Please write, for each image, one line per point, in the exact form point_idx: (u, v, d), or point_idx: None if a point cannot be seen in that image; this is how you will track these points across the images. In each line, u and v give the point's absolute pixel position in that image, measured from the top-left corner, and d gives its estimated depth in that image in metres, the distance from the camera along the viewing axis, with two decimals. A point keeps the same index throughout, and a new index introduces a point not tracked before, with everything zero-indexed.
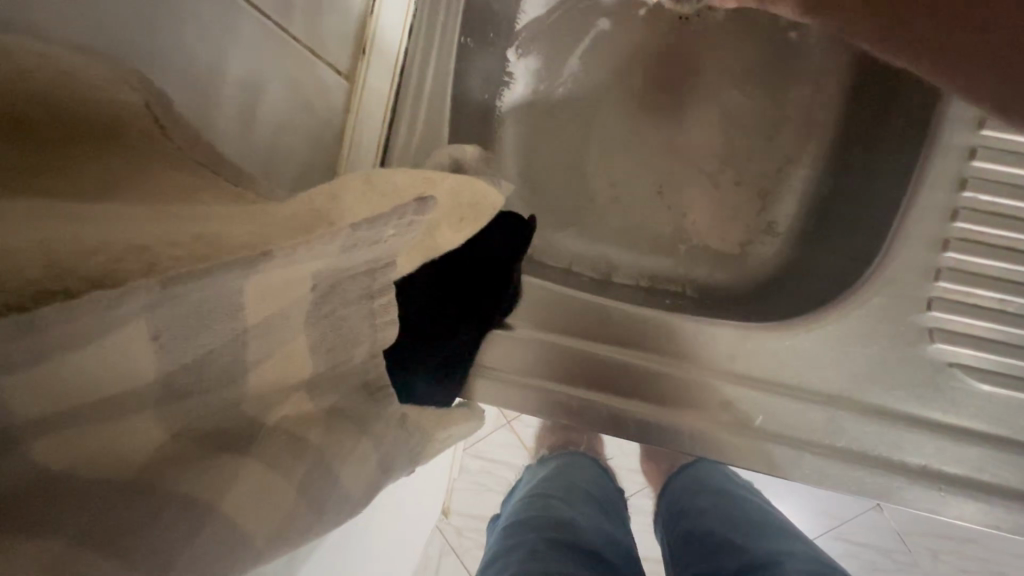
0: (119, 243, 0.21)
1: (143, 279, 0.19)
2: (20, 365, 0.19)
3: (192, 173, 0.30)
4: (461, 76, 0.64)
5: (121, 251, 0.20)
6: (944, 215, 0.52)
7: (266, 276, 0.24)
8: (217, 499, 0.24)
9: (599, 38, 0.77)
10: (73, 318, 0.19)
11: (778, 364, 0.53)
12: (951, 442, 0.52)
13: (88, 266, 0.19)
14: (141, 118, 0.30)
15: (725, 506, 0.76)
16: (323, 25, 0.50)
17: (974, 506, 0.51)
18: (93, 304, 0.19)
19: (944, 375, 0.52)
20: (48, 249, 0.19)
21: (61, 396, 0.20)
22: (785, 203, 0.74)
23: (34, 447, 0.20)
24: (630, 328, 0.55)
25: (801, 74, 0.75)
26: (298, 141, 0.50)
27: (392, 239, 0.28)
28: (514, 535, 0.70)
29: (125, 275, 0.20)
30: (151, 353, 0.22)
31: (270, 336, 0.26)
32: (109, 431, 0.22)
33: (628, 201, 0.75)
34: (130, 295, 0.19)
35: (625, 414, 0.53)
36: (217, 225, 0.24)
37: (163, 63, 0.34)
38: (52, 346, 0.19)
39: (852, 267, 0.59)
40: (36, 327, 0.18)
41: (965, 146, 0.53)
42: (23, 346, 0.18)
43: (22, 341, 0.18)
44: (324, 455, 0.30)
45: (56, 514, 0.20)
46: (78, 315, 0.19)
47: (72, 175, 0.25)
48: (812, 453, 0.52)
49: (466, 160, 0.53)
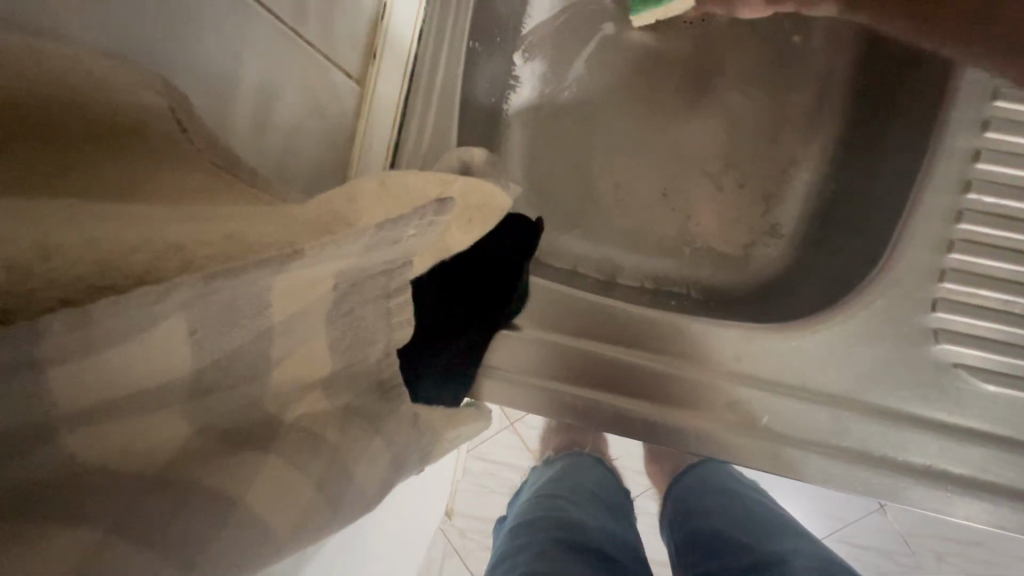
0: (156, 239, 0.21)
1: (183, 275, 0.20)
2: (62, 360, 0.19)
3: (210, 175, 0.31)
4: (469, 80, 0.65)
5: (161, 248, 0.21)
6: (949, 217, 0.53)
7: (293, 276, 0.24)
8: (240, 494, 0.25)
9: (605, 42, 0.78)
10: (114, 314, 0.19)
11: (784, 365, 0.54)
12: (955, 443, 0.52)
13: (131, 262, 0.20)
14: (163, 120, 0.30)
15: (731, 507, 0.76)
16: (335, 30, 0.51)
17: (979, 506, 0.51)
18: (135, 300, 0.19)
19: (948, 375, 0.52)
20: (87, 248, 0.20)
21: (94, 391, 0.21)
22: (788, 206, 0.74)
23: (68, 442, 0.21)
24: (637, 330, 0.55)
25: (804, 78, 0.76)
26: (310, 143, 0.51)
27: (410, 239, 0.29)
28: (521, 535, 0.71)
29: (165, 272, 0.21)
30: (183, 348, 0.22)
31: (291, 335, 0.27)
32: (138, 428, 0.23)
33: (633, 204, 0.76)
34: (168, 290, 0.20)
35: (632, 415, 0.54)
36: (243, 225, 0.25)
37: (183, 66, 0.35)
38: (94, 342, 0.19)
39: (856, 269, 0.59)
40: (82, 322, 0.19)
41: (969, 148, 0.53)
42: (68, 341, 0.19)
43: (65, 335, 0.18)
44: (340, 453, 0.30)
45: (89, 508, 0.21)
46: (121, 312, 0.19)
47: (98, 177, 0.26)
48: (818, 452, 0.52)
49: (475, 163, 0.54)
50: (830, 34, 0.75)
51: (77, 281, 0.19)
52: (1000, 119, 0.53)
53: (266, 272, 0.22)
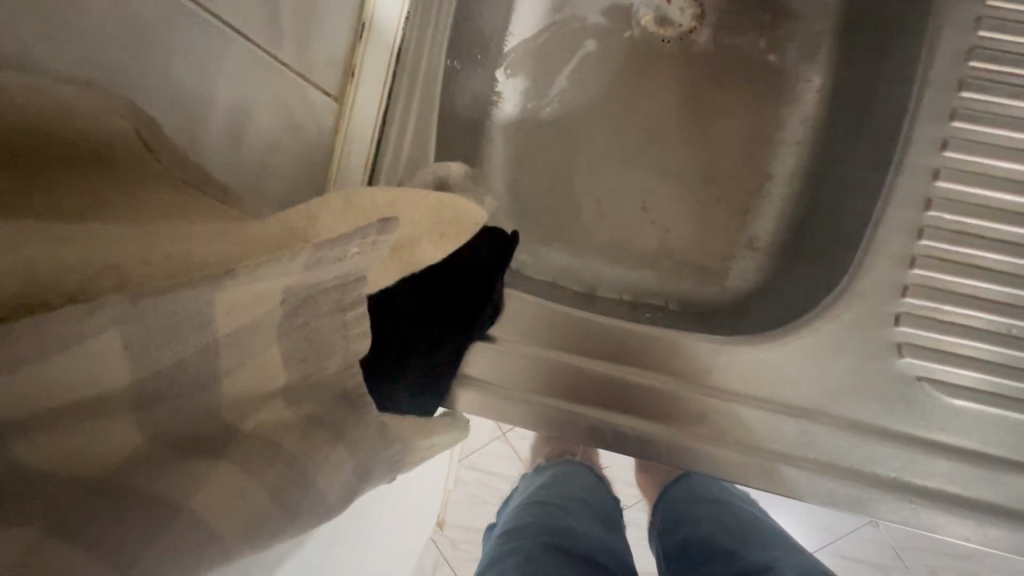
0: (97, 262, 0.24)
1: (111, 296, 0.22)
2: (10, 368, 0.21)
3: (178, 192, 0.33)
4: (449, 96, 0.66)
5: (97, 271, 0.24)
6: (911, 233, 0.54)
7: (235, 292, 0.26)
8: (189, 500, 0.26)
9: (585, 58, 0.80)
10: (40, 330, 0.21)
11: (755, 375, 0.55)
12: (922, 455, 0.53)
13: (62, 287, 0.23)
14: (130, 143, 0.32)
15: (720, 514, 0.77)
16: (313, 51, 0.53)
17: (947, 519, 0.52)
18: (62, 318, 0.21)
19: (914, 389, 0.53)
20: (30, 267, 0.22)
21: (39, 397, 0.23)
22: (765, 219, 0.75)
23: (15, 448, 0.23)
24: (612, 342, 0.56)
25: (780, 95, 0.78)
26: (287, 158, 0.53)
27: (356, 257, 0.30)
28: (511, 541, 0.71)
29: (100, 288, 0.23)
30: (122, 361, 0.24)
31: (243, 348, 0.28)
32: (86, 437, 0.24)
33: (614, 218, 0.77)
34: (95, 309, 0.22)
35: (605, 424, 0.55)
36: (190, 242, 0.27)
37: (152, 87, 0.37)
38: (28, 355, 0.21)
39: (825, 283, 0.61)
40: (11, 337, 0.21)
41: (929, 167, 0.55)
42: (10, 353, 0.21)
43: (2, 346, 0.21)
44: (298, 461, 0.31)
45: (27, 510, 0.22)
46: (50, 328, 0.21)
47: (66, 195, 0.28)
48: (790, 463, 0.53)
49: (451, 178, 0.55)
50: (804, 52, 0.77)
51: (14, 300, 0.22)
52: (958, 139, 0.55)
53: (193, 293, 0.24)
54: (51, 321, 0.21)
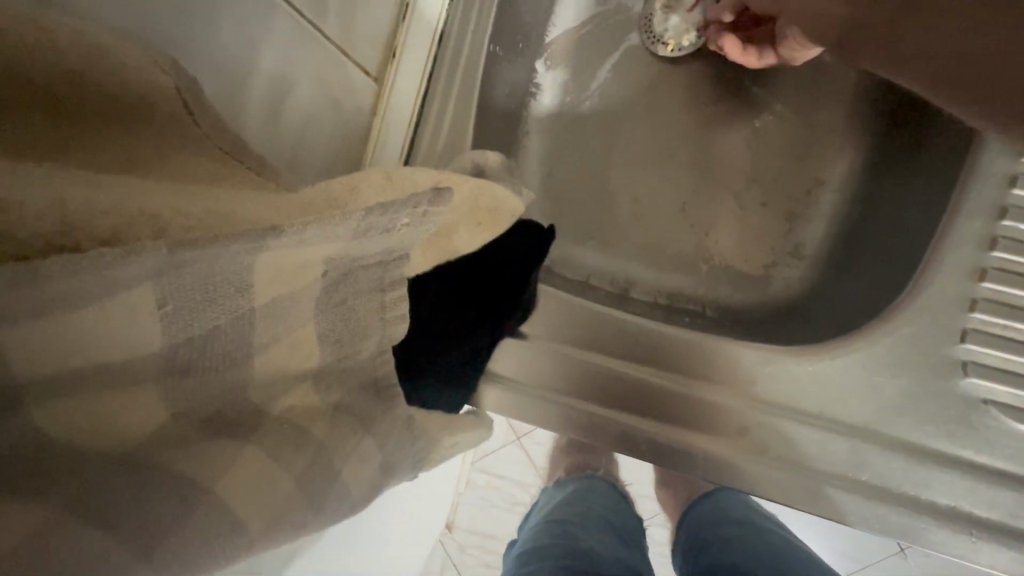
0: (127, 207, 0.22)
1: (148, 242, 0.19)
2: (20, 321, 0.19)
3: (216, 161, 0.32)
4: (489, 84, 0.65)
5: (132, 216, 0.22)
6: (983, 243, 0.50)
7: (278, 255, 0.24)
8: (214, 487, 0.24)
9: (629, 51, 0.77)
10: (68, 275, 0.18)
11: (803, 390, 0.51)
12: (982, 484, 0.49)
13: (97, 228, 0.20)
14: (169, 102, 0.30)
15: (748, 538, 0.73)
16: (358, 28, 0.52)
17: (1006, 555, 0.48)
18: (89, 261, 0.18)
19: (977, 412, 0.49)
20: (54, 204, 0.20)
21: (59, 360, 0.21)
22: (812, 225, 0.72)
23: (30, 414, 0.21)
24: (650, 347, 0.53)
25: (831, 96, 0.74)
26: (323, 136, 0.51)
27: (404, 228, 0.28)
28: (529, 563, 0.68)
29: (135, 235, 0.21)
30: (153, 320, 0.22)
31: (277, 320, 0.27)
32: (110, 407, 0.23)
33: (650, 217, 0.74)
34: (129, 255, 0.19)
35: (638, 434, 0.52)
36: (227, 205, 0.26)
37: (194, 47, 0.35)
38: (49, 305, 0.19)
39: (880, 296, 0.57)
40: (32, 280, 0.18)
41: (1004, 173, 0.51)
42: (21, 301, 0.18)
43: (24, 288, 0.18)
44: (326, 449, 0.30)
45: (42, 485, 0.20)
46: (80, 274, 0.18)
47: (98, 153, 0.26)
48: (838, 486, 0.50)
49: (489, 166, 0.53)
50: None
51: (41, 238, 0.20)
52: None
53: (236, 248, 0.22)
54: (83, 263, 0.18)
